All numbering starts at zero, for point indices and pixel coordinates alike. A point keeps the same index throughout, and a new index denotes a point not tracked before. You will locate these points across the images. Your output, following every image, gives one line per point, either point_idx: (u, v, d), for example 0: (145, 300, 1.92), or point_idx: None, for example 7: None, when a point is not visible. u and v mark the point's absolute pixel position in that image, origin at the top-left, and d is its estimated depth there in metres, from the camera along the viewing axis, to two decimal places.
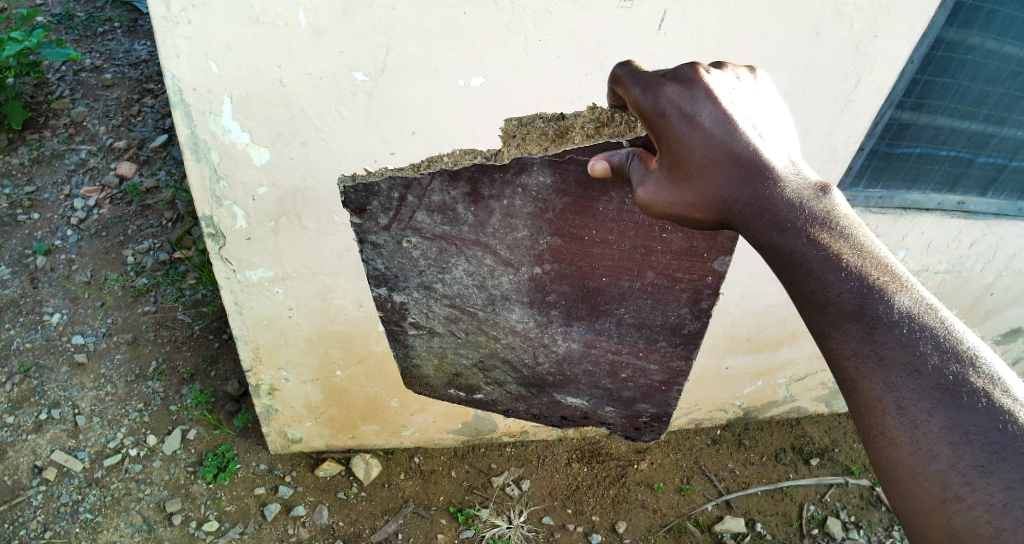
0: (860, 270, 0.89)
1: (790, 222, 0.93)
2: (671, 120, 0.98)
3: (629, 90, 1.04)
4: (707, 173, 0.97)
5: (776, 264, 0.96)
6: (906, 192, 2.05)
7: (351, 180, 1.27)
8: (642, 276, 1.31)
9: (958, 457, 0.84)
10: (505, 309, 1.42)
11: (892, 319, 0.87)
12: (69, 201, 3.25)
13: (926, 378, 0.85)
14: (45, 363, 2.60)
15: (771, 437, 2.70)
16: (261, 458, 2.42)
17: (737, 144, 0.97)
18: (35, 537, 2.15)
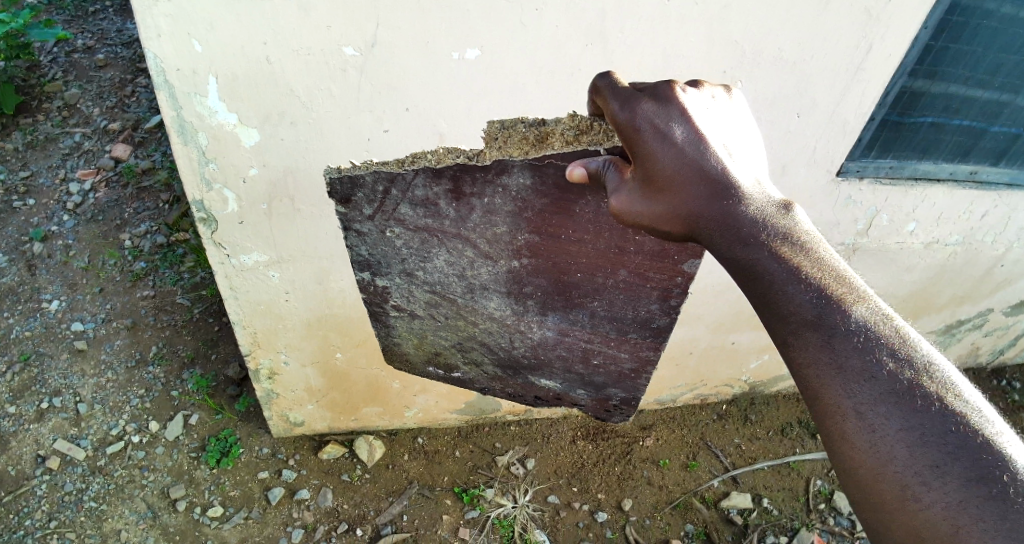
0: (820, 283, 0.96)
1: (755, 237, 0.99)
2: (646, 136, 1.02)
3: (609, 103, 1.08)
4: (677, 188, 1.02)
5: (742, 277, 1.02)
6: (917, 163, 1.99)
7: (336, 172, 1.35)
8: (616, 274, 1.37)
9: (915, 459, 0.89)
10: (484, 297, 1.47)
11: (850, 329, 0.94)
12: (65, 185, 3.20)
13: (881, 383, 0.91)
14: (45, 351, 2.58)
15: (777, 412, 2.68)
16: (264, 442, 2.40)
17: (707, 161, 1.01)
18: (40, 526, 2.14)
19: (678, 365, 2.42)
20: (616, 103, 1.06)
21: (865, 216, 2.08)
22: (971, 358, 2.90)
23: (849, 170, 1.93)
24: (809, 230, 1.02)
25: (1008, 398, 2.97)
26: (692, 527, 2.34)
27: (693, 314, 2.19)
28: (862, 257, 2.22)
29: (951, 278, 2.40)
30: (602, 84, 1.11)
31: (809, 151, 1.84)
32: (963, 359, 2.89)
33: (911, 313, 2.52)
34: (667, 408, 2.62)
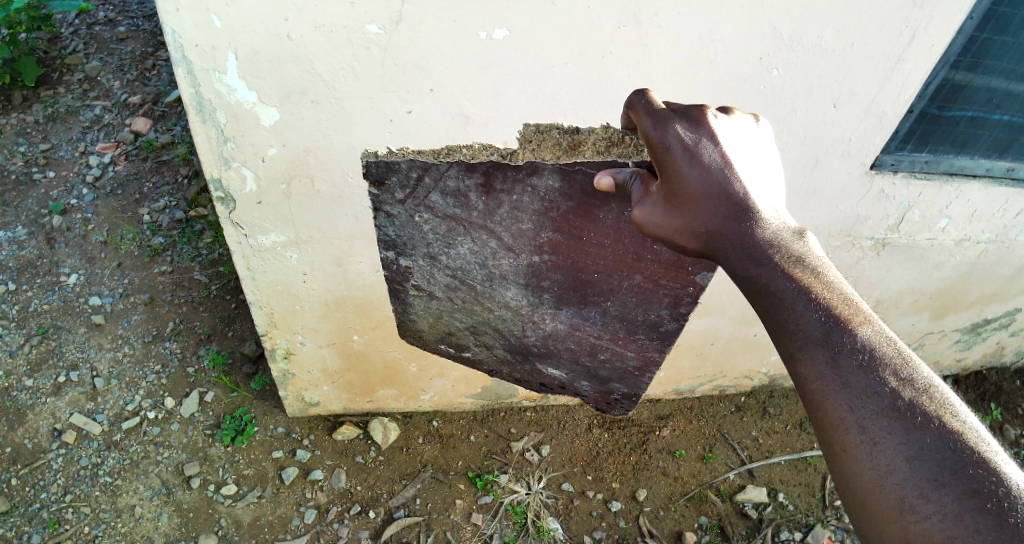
0: (828, 304, 0.98)
1: (767, 257, 1.01)
2: (675, 155, 1.03)
3: (642, 120, 1.09)
4: (699, 206, 1.03)
5: (751, 294, 1.04)
6: (954, 158, 1.92)
7: (372, 155, 1.28)
8: (631, 278, 1.37)
9: (914, 472, 0.90)
10: (503, 287, 1.45)
11: (855, 348, 0.96)
12: (85, 158, 3.20)
13: (884, 400, 0.93)
14: (63, 324, 2.59)
15: (797, 406, 2.64)
16: (279, 421, 2.40)
17: (730, 183, 1.03)
18: (56, 500, 2.16)
19: (698, 356, 2.39)
20: (649, 120, 1.07)
21: (897, 211, 2.02)
22: (995, 358, 2.84)
23: (884, 163, 1.87)
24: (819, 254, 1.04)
25: None
26: (706, 520, 2.32)
27: (715, 304, 2.15)
28: (892, 253, 2.16)
29: (981, 276, 2.33)
30: (636, 99, 1.12)
31: (843, 142, 1.78)
32: (987, 358, 2.82)
33: (938, 310, 2.46)
34: (684, 398, 2.59)
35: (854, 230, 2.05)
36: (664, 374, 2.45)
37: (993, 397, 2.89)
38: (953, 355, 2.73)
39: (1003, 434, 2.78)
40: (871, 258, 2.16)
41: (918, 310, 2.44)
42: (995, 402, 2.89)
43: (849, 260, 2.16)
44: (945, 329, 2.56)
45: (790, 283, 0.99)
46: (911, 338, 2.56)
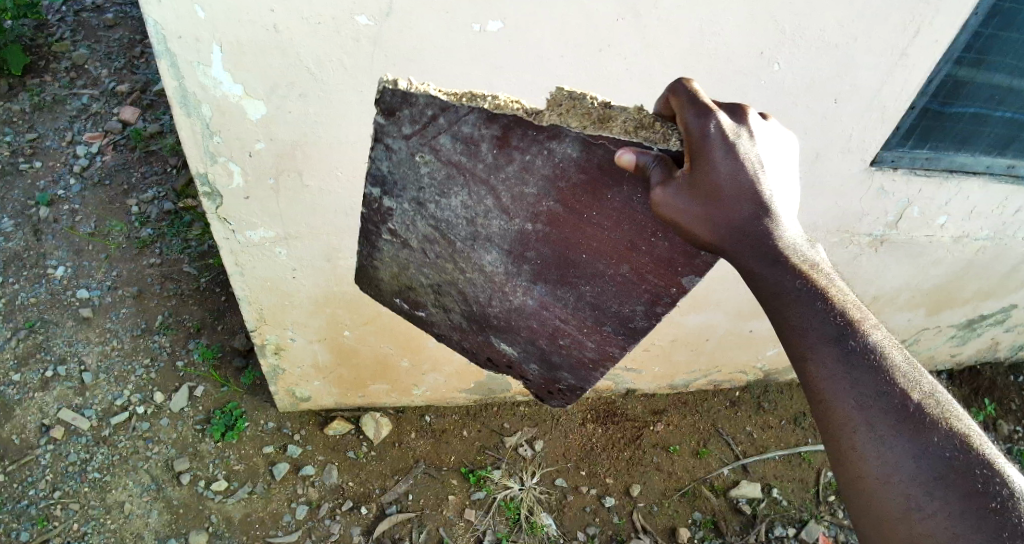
0: (840, 305, 0.97)
1: (781, 257, 0.99)
2: (714, 145, 0.98)
3: (684, 107, 1.04)
4: (727, 202, 0.99)
5: (759, 292, 1.02)
6: (954, 155, 1.91)
7: (391, 83, 1.17)
8: (617, 269, 1.21)
9: (922, 473, 0.90)
10: (483, 249, 1.26)
11: (865, 349, 0.95)
12: (72, 148, 3.15)
13: (893, 400, 0.93)
14: (50, 318, 2.55)
15: (791, 400, 2.63)
16: (269, 416, 2.36)
17: (755, 182, 0.99)
18: (44, 497, 2.13)
19: (694, 351, 2.37)
20: (693, 110, 1.02)
21: (896, 208, 2.00)
22: (989, 353, 2.83)
23: (884, 160, 1.85)
24: (824, 257, 1.04)
25: None
26: (700, 515, 2.31)
27: (712, 300, 2.14)
28: (890, 249, 2.15)
29: (978, 272, 2.32)
30: (679, 86, 1.07)
31: (843, 137, 1.76)
32: (981, 353, 2.81)
33: (934, 306, 2.45)
34: (679, 392, 2.57)
35: (852, 226, 2.03)
36: (659, 368, 2.43)
37: (986, 392, 2.88)
38: (947, 351, 2.72)
39: (996, 430, 2.78)
40: (869, 254, 2.14)
41: (914, 306, 2.43)
42: (988, 397, 2.88)
43: (847, 256, 2.13)
44: (940, 325, 2.55)
45: (800, 281, 0.97)
46: (906, 334, 2.55)
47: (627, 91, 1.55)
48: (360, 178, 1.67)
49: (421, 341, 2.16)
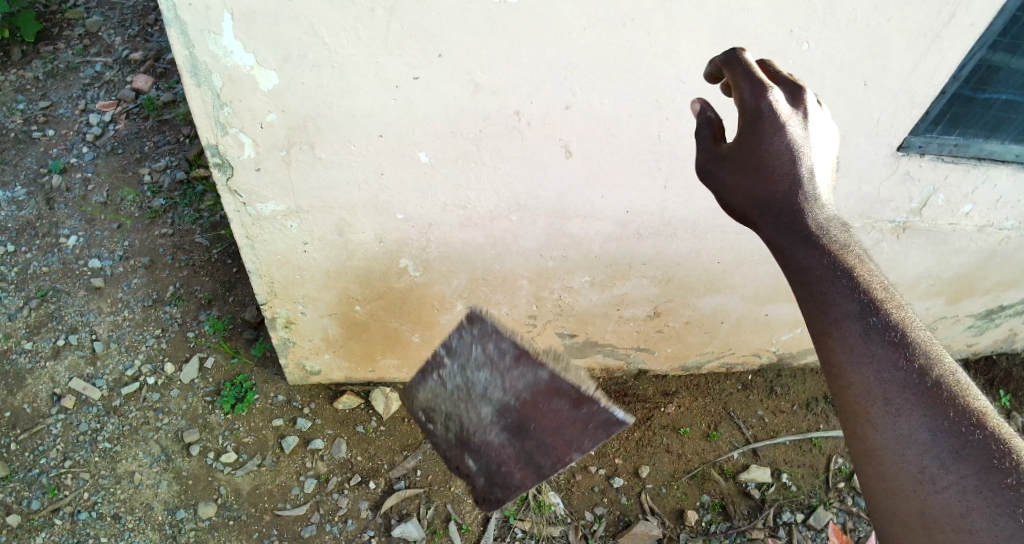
0: (865, 286, 0.99)
1: (814, 236, 1.03)
2: (766, 127, 1.02)
3: (741, 82, 1.06)
4: (773, 178, 1.04)
5: (786, 265, 1.06)
6: (984, 142, 1.86)
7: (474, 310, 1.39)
8: (575, 438, 1.27)
9: (936, 444, 0.90)
10: (481, 404, 1.39)
11: (888, 325, 0.97)
12: (85, 116, 3.13)
13: (911, 374, 0.94)
14: (62, 287, 2.55)
15: (804, 385, 2.60)
16: (279, 389, 2.36)
17: (800, 161, 1.04)
18: (55, 465, 2.15)
19: (707, 333, 2.35)
20: (749, 85, 1.04)
21: (921, 194, 1.96)
22: (1006, 344, 2.79)
23: (912, 145, 1.81)
24: (851, 237, 1.06)
25: None
26: (708, 498, 2.29)
27: (729, 281, 2.12)
28: (913, 236, 2.10)
29: (1001, 262, 2.27)
30: (736, 55, 1.08)
31: (870, 119, 1.71)
32: (998, 344, 2.77)
33: (953, 295, 2.41)
34: (691, 374, 2.55)
35: (875, 211, 1.98)
36: (672, 349, 2.41)
37: (1002, 384, 2.84)
38: (964, 341, 2.68)
39: (1009, 422, 2.74)
40: (891, 240, 2.10)
41: (933, 295, 2.38)
42: (1003, 389, 2.84)
43: (869, 242, 2.08)
44: (958, 314, 2.51)
45: (825, 259, 1.01)
46: (924, 322, 2.51)
47: (649, 67, 1.53)
48: (374, 152, 1.64)
49: (433, 317, 2.14)
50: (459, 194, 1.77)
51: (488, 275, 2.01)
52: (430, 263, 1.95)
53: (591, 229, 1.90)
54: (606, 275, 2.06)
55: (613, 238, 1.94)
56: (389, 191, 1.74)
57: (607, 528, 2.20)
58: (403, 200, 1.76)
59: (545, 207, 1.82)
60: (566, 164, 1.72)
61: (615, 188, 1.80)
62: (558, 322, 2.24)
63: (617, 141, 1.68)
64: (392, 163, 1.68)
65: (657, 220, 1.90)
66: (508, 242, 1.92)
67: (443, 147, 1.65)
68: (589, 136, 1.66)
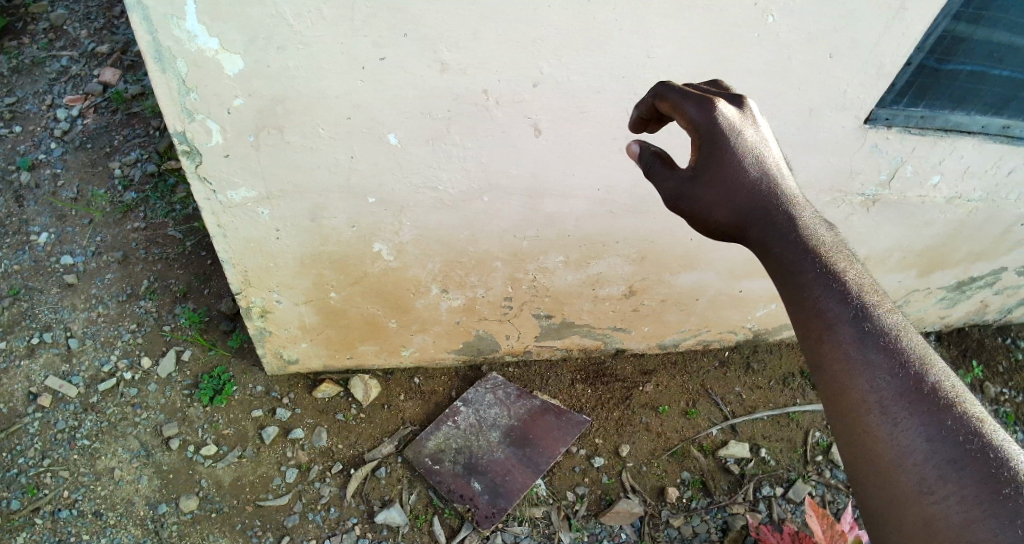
0: (858, 293, 1.02)
1: (801, 237, 1.07)
2: (722, 132, 1.11)
3: (680, 104, 1.16)
4: (744, 179, 1.12)
5: (778, 273, 1.09)
6: (950, 113, 1.89)
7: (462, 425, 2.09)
8: None
9: (934, 453, 0.93)
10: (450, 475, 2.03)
11: (882, 331, 1.00)
12: (52, 111, 3.07)
13: (907, 382, 0.96)
14: (34, 285, 2.51)
15: (781, 360, 2.64)
16: (258, 380, 2.35)
17: (760, 159, 1.14)
18: (33, 464, 2.12)
19: (683, 310, 2.36)
20: (692, 102, 1.14)
21: (889, 166, 1.98)
22: (978, 315, 2.83)
23: (878, 117, 1.83)
24: (840, 243, 1.09)
25: (1013, 356, 2.89)
26: (689, 475, 2.31)
27: (704, 258, 2.14)
28: (882, 209, 2.12)
29: (970, 232, 2.30)
30: (665, 87, 1.20)
31: (836, 92, 1.74)
32: (969, 316, 2.82)
33: (924, 268, 2.44)
34: (668, 353, 2.58)
35: (844, 185, 2.00)
36: (649, 328, 2.43)
37: (975, 354, 2.88)
38: (936, 313, 2.72)
39: (983, 391, 2.78)
40: (861, 214, 2.12)
41: (904, 268, 2.41)
42: (976, 359, 2.87)
43: (839, 216, 2.11)
44: (930, 286, 2.54)
45: (818, 264, 1.04)
46: (897, 295, 2.54)
47: (615, 40, 1.54)
48: (343, 134, 1.63)
49: (410, 300, 2.13)
50: (430, 175, 1.77)
51: (464, 257, 2.01)
52: (404, 246, 1.94)
53: (564, 208, 1.91)
54: (581, 253, 2.06)
55: (586, 216, 1.94)
56: (360, 172, 1.72)
57: (589, 507, 2.21)
58: (375, 183, 1.76)
59: (517, 186, 1.83)
60: (536, 142, 1.73)
61: (586, 167, 1.81)
62: (535, 303, 2.24)
63: (586, 116, 1.69)
64: (362, 146, 1.67)
65: (630, 197, 1.90)
66: (481, 223, 1.92)
67: (411, 128, 1.65)
68: (557, 114, 1.67)
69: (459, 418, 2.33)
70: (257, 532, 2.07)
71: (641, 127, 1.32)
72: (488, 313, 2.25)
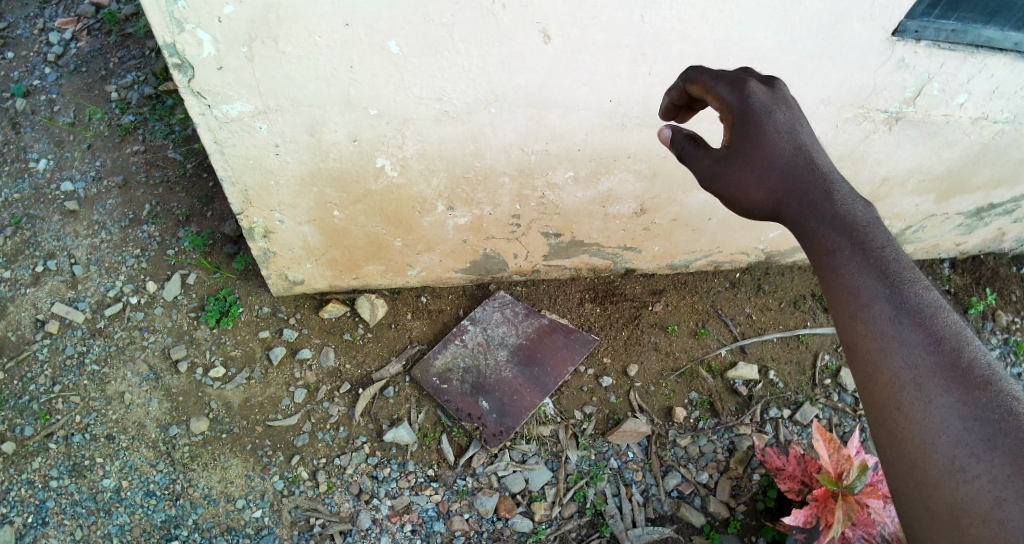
0: (894, 269, 1.02)
1: (838, 212, 1.08)
2: (754, 107, 1.17)
3: (714, 87, 1.22)
4: (778, 154, 1.15)
5: (813, 250, 1.10)
6: (982, 28, 1.80)
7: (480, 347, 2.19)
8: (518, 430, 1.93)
9: (967, 431, 0.90)
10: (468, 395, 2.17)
11: (918, 307, 0.99)
12: (44, 35, 2.98)
13: (942, 359, 0.95)
14: (36, 213, 2.48)
15: (792, 282, 2.61)
16: (264, 301, 2.33)
17: (795, 136, 1.16)
18: (45, 390, 2.13)
19: (695, 231, 2.33)
20: (725, 84, 1.21)
21: (915, 84, 1.90)
22: (994, 243, 2.78)
23: (907, 30, 1.75)
24: (879, 221, 1.08)
25: None
26: (696, 396, 2.32)
27: None
28: (905, 128, 2.05)
29: (993, 156, 2.23)
30: (697, 71, 1.26)
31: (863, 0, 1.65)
32: (985, 243, 2.77)
33: (943, 193, 2.38)
34: (678, 273, 2.55)
35: (866, 101, 1.93)
36: (659, 248, 2.40)
37: (989, 282, 2.82)
38: (952, 240, 2.68)
39: (995, 320, 2.73)
40: (882, 133, 2.05)
41: (922, 192, 2.35)
42: (990, 287, 2.82)
43: (860, 135, 2.04)
44: (947, 212, 2.49)
45: (854, 239, 1.05)
46: (913, 220, 2.49)
47: None
48: (340, 43, 1.57)
49: (416, 219, 2.10)
50: (434, 86, 1.70)
51: (470, 173, 1.96)
52: (408, 161, 1.89)
53: (572, 120, 1.85)
54: (590, 169, 2.02)
55: (597, 131, 1.89)
56: (360, 84, 1.66)
57: (597, 426, 2.22)
58: (376, 95, 1.70)
59: (524, 98, 1.77)
60: (544, 50, 1.66)
61: (597, 78, 1.74)
62: (543, 221, 2.20)
63: (597, 23, 1.61)
64: (363, 56, 1.60)
65: (641, 110, 1.84)
66: (488, 137, 1.86)
67: (413, 35, 1.58)
68: (566, 19, 1.60)
69: (466, 337, 2.32)
70: (267, 451, 2.09)
71: (673, 115, 1.39)
72: (495, 232, 2.22)
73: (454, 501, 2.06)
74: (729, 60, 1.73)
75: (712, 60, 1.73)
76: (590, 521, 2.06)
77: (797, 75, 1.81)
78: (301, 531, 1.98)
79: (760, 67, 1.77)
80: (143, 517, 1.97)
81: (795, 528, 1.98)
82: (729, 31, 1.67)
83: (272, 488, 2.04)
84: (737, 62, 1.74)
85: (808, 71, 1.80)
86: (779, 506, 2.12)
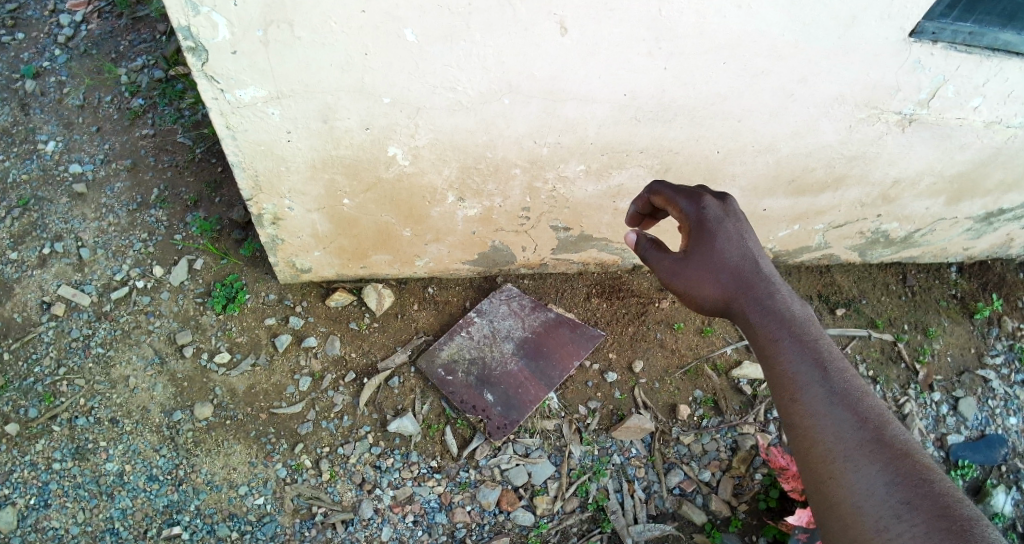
0: (827, 359, 1.14)
1: (779, 311, 1.21)
2: (708, 219, 1.29)
3: (673, 199, 1.34)
4: (730, 259, 1.27)
5: (758, 344, 1.21)
6: (999, 31, 1.79)
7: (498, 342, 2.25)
8: None
9: (890, 494, 1.01)
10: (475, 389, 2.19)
11: (845, 391, 1.11)
12: (55, 17, 2.98)
13: (866, 435, 1.07)
14: (44, 195, 2.47)
15: (799, 284, 2.66)
16: (271, 288, 2.33)
17: (744, 244, 1.28)
18: (50, 373, 2.13)
19: None
20: (683, 197, 1.33)
21: (930, 86, 1.89)
22: (1002, 248, 2.77)
23: (924, 31, 1.74)
24: (815, 319, 1.21)
25: None
26: (701, 393, 2.31)
27: (728, 172, 2.08)
28: (917, 130, 2.04)
29: (1005, 159, 2.21)
30: (660, 183, 1.38)
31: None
32: (993, 248, 2.75)
33: (954, 195, 2.36)
34: None
35: (881, 101, 1.92)
36: None
37: (996, 287, 2.80)
38: (960, 244, 2.67)
39: (1001, 326, 2.70)
40: (895, 134, 2.04)
41: (932, 194, 2.34)
42: (997, 292, 2.79)
43: (872, 135, 2.03)
44: (956, 215, 2.48)
45: (794, 333, 1.17)
46: (922, 222, 2.48)
47: None
48: (356, 30, 1.56)
49: (425, 209, 2.09)
50: (448, 75, 1.69)
51: (480, 163, 1.96)
52: (420, 150, 1.88)
53: (585, 113, 1.84)
54: (601, 163, 2.01)
55: (611, 124, 1.88)
56: (374, 71, 1.65)
57: (601, 421, 2.22)
58: (390, 82, 1.69)
59: (538, 88, 1.76)
60: (559, 42, 1.65)
61: (611, 70, 1.73)
62: (553, 214, 2.20)
63: (614, 15, 1.60)
64: (378, 44, 1.60)
65: (655, 103, 1.84)
66: (500, 128, 1.86)
67: (428, 23, 1.57)
68: (583, 12, 1.59)
69: (473, 329, 2.32)
70: (271, 439, 2.09)
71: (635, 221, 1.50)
72: (505, 224, 2.21)
73: (456, 493, 2.06)
74: (744, 56, 1.73)
75: (728, 55, 1.72)
76: (592, 516, 2.07)
77: (812, 73, 1.80)
78: (303, 519, 1.99)
79: (775, 63, 1.75)
80: (145, 501, 1.97)
81: (798, 528, 2.05)
82: (745, 27, 1.66)
83: (275, 476, 2.04)
84: (754, 57, 1.73)
85: (823, 67, 1.79)
86: (781, 507, 2.13)
